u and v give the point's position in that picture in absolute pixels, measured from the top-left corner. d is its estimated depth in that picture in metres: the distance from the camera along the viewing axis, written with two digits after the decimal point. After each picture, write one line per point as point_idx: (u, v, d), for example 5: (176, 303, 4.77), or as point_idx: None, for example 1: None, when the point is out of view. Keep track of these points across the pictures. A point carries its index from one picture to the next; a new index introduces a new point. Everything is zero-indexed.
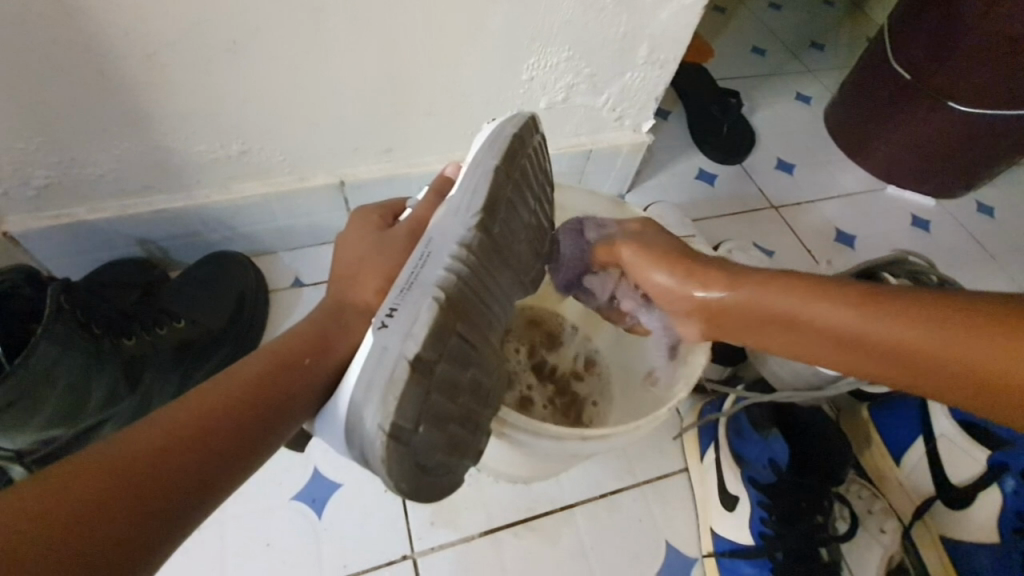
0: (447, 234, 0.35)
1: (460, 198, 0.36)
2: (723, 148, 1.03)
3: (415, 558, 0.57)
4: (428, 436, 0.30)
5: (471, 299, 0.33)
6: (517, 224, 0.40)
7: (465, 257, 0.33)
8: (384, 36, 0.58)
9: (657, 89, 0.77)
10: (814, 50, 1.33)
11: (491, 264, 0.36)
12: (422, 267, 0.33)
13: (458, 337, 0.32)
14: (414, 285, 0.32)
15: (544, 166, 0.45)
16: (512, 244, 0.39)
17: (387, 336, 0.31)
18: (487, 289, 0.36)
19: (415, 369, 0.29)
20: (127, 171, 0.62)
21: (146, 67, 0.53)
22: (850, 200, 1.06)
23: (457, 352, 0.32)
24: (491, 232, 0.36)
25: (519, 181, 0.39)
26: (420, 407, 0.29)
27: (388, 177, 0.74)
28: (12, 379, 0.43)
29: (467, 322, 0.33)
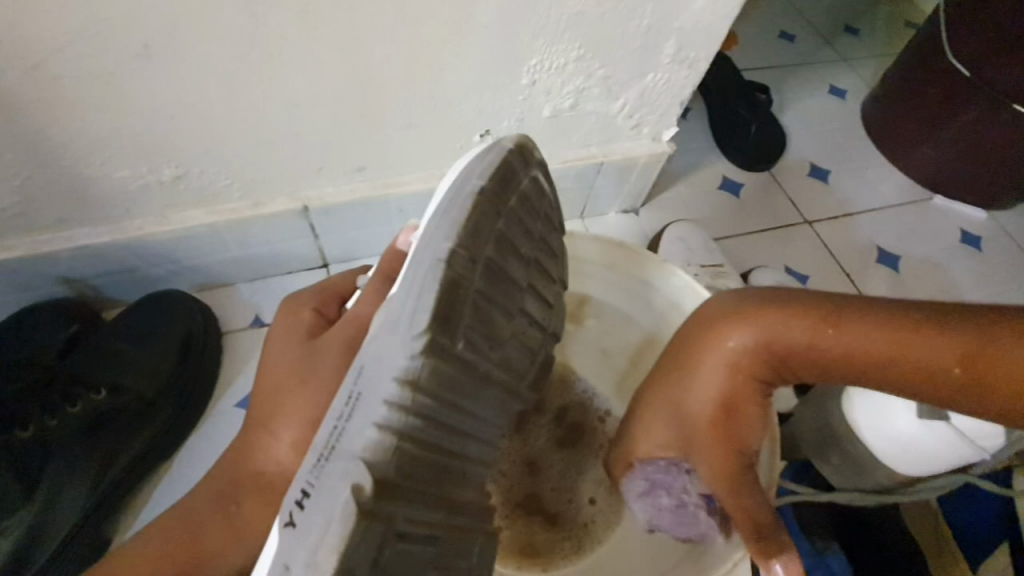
0: (383, 361, 0.24)
1: (405, 295, 0.26)
2: (750, 153, 0.91)
3: None
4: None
5: (416, 472, 0.24)
6: (499, 318, 0.29)
7: (409, 402, 0.23)
8: (346, 35, 0.46)
9: (682, 92, 0.64)
10: (849, 35, 1.19)
11: (452, 397, 0.26)
12: (347, 420, 0.23)
13: (399, 539, 0.23)
14: (334, 456, 0.23)
15: (539, 213, 0.33)
16: (486, 350, 0.28)
17: (294, 546, 0.22)
18: (450, 432, 0.26)
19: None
20: (33, 204, 0.50)
21: (34, 81, 0.41)
22: (892, 211, 0.94)
23: (395, 556, 0.23)
24: (449, 354, 0.25)
25: (497, 257, 0.28)
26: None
27: (361, 200, 0.62)
28: None
29: (415, 501, 0.23)
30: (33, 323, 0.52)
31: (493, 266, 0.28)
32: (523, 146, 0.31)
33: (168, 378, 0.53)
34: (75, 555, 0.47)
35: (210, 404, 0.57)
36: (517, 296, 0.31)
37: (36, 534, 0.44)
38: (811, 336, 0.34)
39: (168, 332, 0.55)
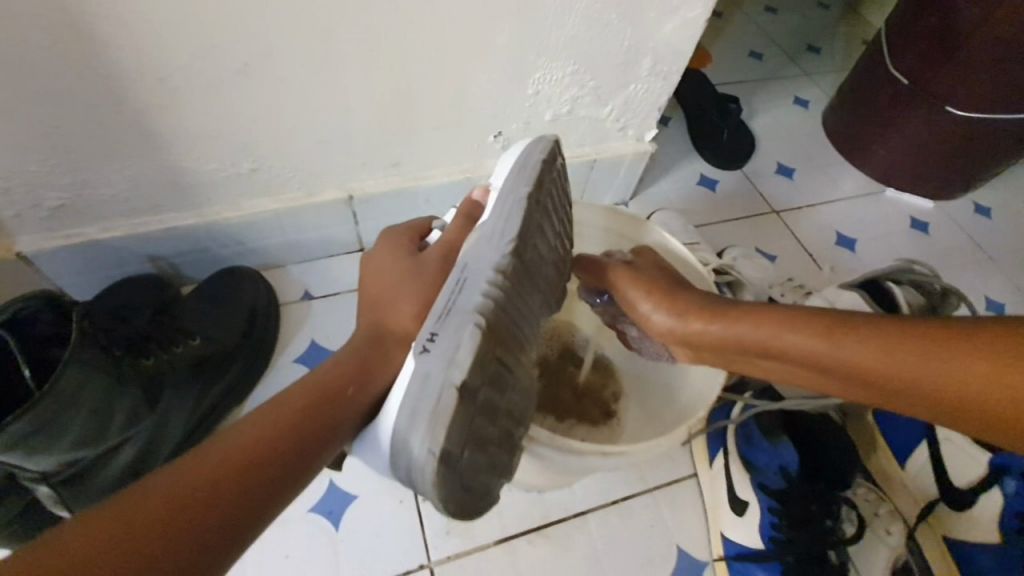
0: (480, 261, 0.37)
1: (492, 224, 0.38)
2: (722, 153, 1.05)
3: (432, 567, 0.60)
4: (472, 459, 0.33)
5: (505, 323, 0.35)
6: (548, 248, 0.41)
7: (500, 282, 0.35)
8: (395, 55, 0.59)
9: (659, 99, 0.77)
10: (811, 53, 1.34)
11: (521, 288, 0.37)
12: (458, 293, 0.36)
13: (497, 361, 0.34)
14: (452, 313, 0.35)
15: (567, 186, 0.46)
16: (540, 261, 0.39)
17: (429, 363, 0.34)
18: (520, 311, 0.37)
19: (460, 395, 0.32)
20: (139, 191, 0.63)
21: (160, 90, 0.54)
22: (848, 203, 1.07)
23: (495, 376, 0.34)
24: (522, 257, 0.37)
25: (547, 205, 0.41)
26: (465, 434, 0.32)
27: (395, 190, 0.75)
28: (38, 403, 0.41)
29: (504, 347, 0.35)
30: (126, 294, 0.62)
31: (544, 211, 0.40)
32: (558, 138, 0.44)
33: (240, 330, 0.65)
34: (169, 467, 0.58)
35: (268, 359, 0.69)
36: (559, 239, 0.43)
37: (151, 445, 0.54)
38: (832, 348, 0.43)
39: (237, 301, 0.67)
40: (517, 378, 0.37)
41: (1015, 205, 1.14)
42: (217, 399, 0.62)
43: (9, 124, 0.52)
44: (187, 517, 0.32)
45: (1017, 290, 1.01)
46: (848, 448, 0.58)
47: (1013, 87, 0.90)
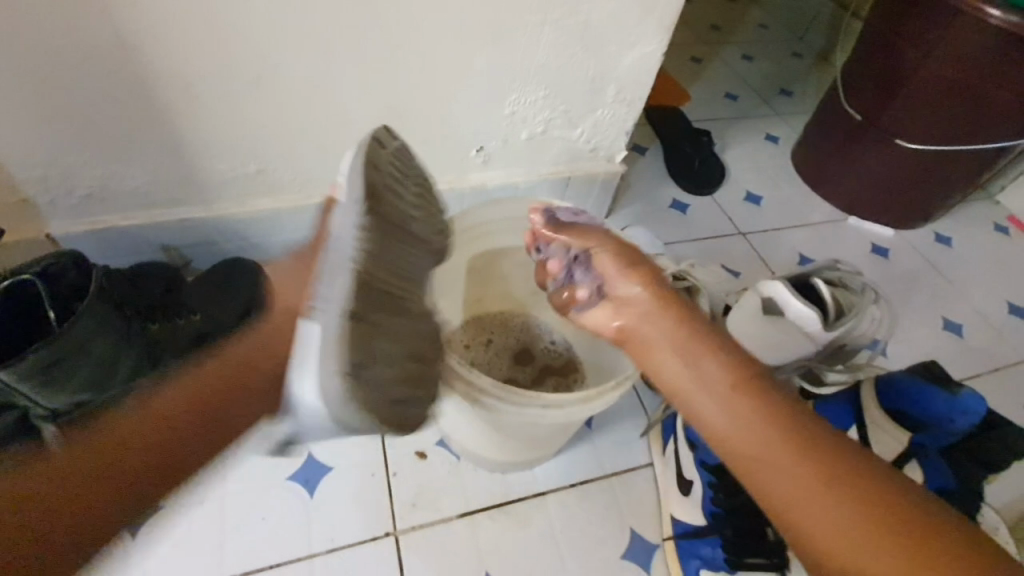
0: (344, 230, 0.44)
1: (345, 203, 0.45)
2: (694, 179, 1.13)
3: (397, 535, 0.64)
4: (379, 374, 0.42)
5: (381, 264, 0.44)
6: (404, 211, 0.47)
7: (363, 238, 0.43)
8: (386, 75, 0.69)
9: (625, 124, 0.87)
10: (783, 96, 1.46)
11: (381, 242, 0.44)
12: (334, 258, 0.43)
13: (383, 292, 0.43)
14: (335, 272, 0.42)
15: (411, 162, 0.51)
16: (403, 222, 0.47)
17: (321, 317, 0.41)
18: (394, 258, 0.45)
19: (353, 321, 0.40)
20: (157, 185, 0.72)
21: (183, 95, 0.64)
22: (813, 229, 1.15)
23: (381, 306, 0.43)
24: (374, 214, 0.44)
25: (389, 178, 0.47)
26: (367, 355, 0.41)
27: None
28: (59, 342, 0.48)
29: (388, 282, 0.44)
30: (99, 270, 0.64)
31: (386, 181, 0.47)
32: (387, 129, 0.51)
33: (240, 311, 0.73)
34: None
35: None
36: (414, 201, 0.49)
37: None
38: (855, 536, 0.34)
39: None
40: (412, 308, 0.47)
41: (975, 236, 1.21)
42: None
43: (54, 120, 0.61)
44: None
45: (975, 313, 1.06)
46: None
47: (953, 121, 0.99)
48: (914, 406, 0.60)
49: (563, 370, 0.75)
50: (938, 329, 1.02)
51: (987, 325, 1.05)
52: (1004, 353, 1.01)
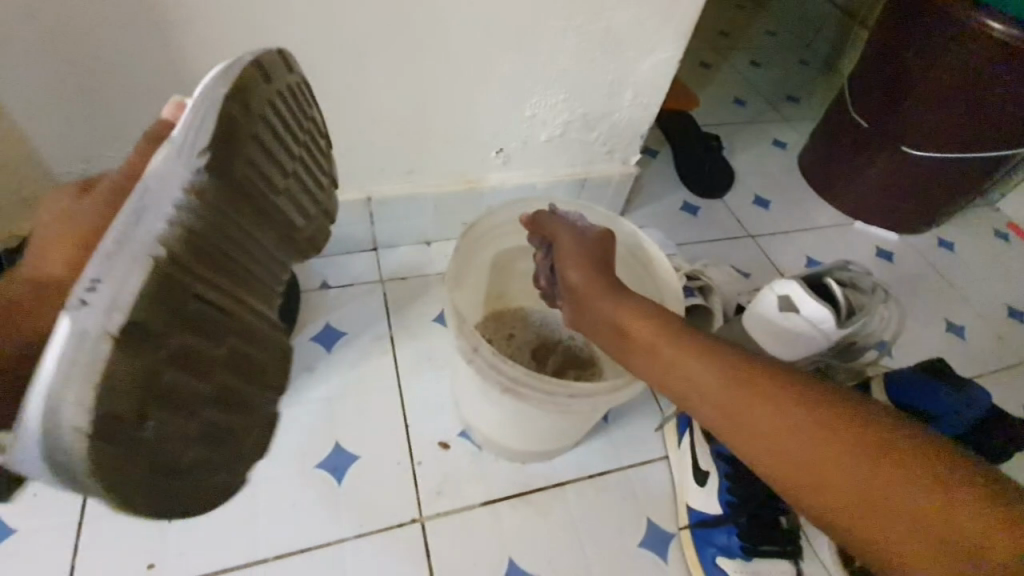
0: (168, 180, 0.36)
1: (184, 139, 0.38)
2: (704, 182, 1.15)
3: (423, 521, 0.67)
4: (135, 429, 0.36)
5: (196, 241, 0.38)
6: (250, 165, 0.44)
7: (190, 203, 0.37)
8: (414, 77, 0.71)
9: (641, 127, 0.89)
10: (789, 103, 1.49)
11: (217, 206, 0.40)
12: (136, 222, 0.34)
13: (192, 286, 0.38)
14: (121, 251, 0.33)
15: (283, 103, 0.48)
16: (249, 178, 0.44)
17: (84, 314, 0.31)
18: (219, 225, 0.41)
19: (125, 335, 0.33)
20: None
21: None
22: (820, 233, 1.17)
23: (188, 309, 0.38)
24: (214, 170, 0.39)
25: (250, 125, 0.43)
26: (139, 393, 0.35)
27: (411, 195, 0.86)
28: None
29: (197, 256, 0.39)
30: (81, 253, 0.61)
31: (246, 128, 0.42)
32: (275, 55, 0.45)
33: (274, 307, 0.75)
34: None
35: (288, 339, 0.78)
36: (259, 148, 0.45)
37: None
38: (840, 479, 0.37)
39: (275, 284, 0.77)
40: (212, 305, 0.41)
41: (977, 242, 1.24)
42: None
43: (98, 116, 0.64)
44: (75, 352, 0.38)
45: (976, 316, 1.09)
46: None
47: (958, 129, 1.01)
48: (926, 401, 0.61)
49: (582, 365, 0.76)
50: (940, 331, 1.05)
51: (988, 328, 1.08)
52: (1005, 355, 1.04)
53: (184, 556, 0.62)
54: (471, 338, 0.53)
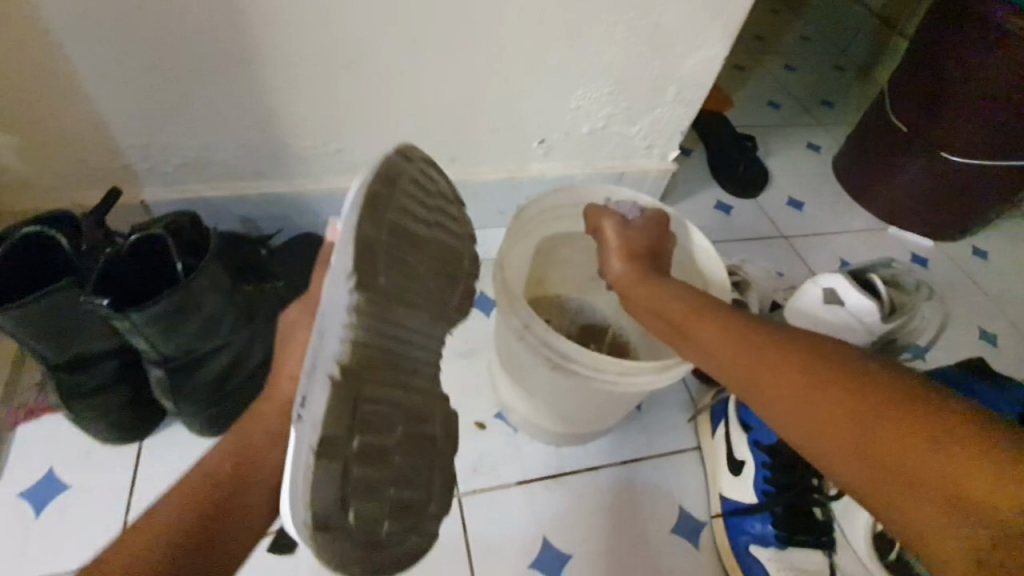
0: (334, 303, 0.40)
1: (336, 265, 0.42)
2: (739, 182, 1.15)
3: (460, 498, 0.68)
4: (356, 525, 0.42)
5: (367, 355, 0.41)
6: (407, 267, 0.45)
7: (355, 325, 0.40)
8: (466, 65, 0.73)
9: (682, 123, 0.90)
10: (823, 107, 1.48)
11: (386, 311, 0.42)
12: (318, 350, 0.40)
13: (367, 405, 0.41)
14: (314, 374, 0.40)
15: (432, 189, 0.48)
16: (412, 277, 0.45)
17: (301, 428, 0.39)
18: (391, 337, 0.43)
19: (321, 453, 0.39)
20: (245, 159, 0.77)
21: (280, 74, 0.68)
22: (853, 236, 1.17)
23: (369, 420, 0.41)
24: (367, 288, 0.41)
25: (394, 224, 0.44)
26: (341, 491, 0.40)
27: (452, 182, 0.88)
28: (181, 290, 0.53)
29: (377, 375, 0.42)
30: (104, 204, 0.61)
31: (388, 231, 0.44)
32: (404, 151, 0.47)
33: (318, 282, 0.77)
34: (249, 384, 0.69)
35: None
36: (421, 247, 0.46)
37: (237, 362, 0.64)
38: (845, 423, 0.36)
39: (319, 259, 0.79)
40: (406, 406, 0.44)
41: (1013, 252, 1.22)
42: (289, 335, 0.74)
43: (165, 92, 0.67)
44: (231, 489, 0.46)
45: (1011, 326, 1.08)
46: None
47: (1000, 136, 1.00)
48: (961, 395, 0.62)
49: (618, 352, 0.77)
50: (974, 339, 1.04)
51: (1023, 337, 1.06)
52: None
53: None
54: (523, 315, 0.55)
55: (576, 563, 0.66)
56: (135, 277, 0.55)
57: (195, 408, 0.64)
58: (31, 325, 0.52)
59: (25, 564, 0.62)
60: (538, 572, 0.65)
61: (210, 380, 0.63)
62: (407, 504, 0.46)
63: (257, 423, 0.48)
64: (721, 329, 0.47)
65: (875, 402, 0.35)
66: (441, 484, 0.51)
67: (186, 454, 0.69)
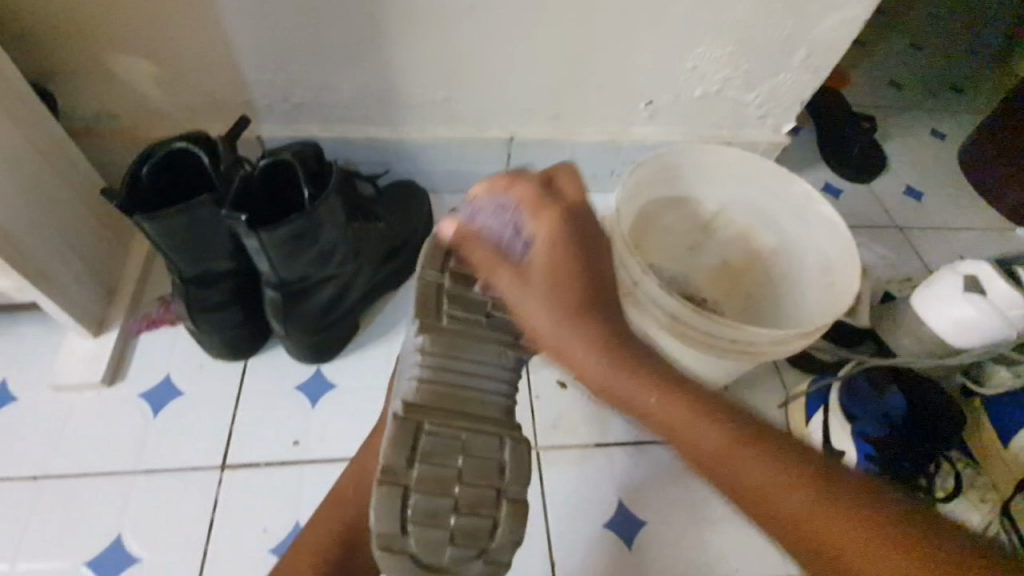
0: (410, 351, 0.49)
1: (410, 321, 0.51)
2: (851, 165, 1.07)
3: (539, 451, 0.69)
4: (422, 536, 0.43)
5: (433, 390, 0.46)
6: (469, 308, 0.50)
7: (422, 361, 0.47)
8: (586, 15, 0.71)
9: (804, 92, 0.84)
10: (952, 92, 1.34)
11: (446, 349, 0.48)
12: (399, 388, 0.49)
13: (428, 432, 0.44)
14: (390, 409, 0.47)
15: None
16: (474, 323, 0.49)
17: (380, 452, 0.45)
18: (458, 366, 0.47)
19: (385, 475, 0.43)
20: (357, 101, 0.78)
21: (403, 16, 0.69)
22: (977, 234, 1.06)
23: (430, 445, 0.44)
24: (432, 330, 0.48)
25: (457, 272, 0.51)
26: (403, 512, 0.43)
27: (552, 140, 0.86)
28: (305, 216, 0.56)
29: (439, 407, 0.46)
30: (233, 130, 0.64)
31: (453, 280, 0.51)
32: (464, 207, 0.55)
33: (416, 227, 0.79)
34: (349, 317, 0.72)
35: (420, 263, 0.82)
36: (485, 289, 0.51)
37: (340, 293, 0.68)
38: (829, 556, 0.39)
39: (420, 205, 0.81)
40: (471, 430, 0.46)
41: None
42: (386, 277, 0.76)
43: (294, 28, 0.69)
44: (345, 505, 0.57)
45: None
46: (941, 404, 0.64)
47: None
48: None
49: None
50: None
51: None
52: None
53: (326, 441, 0.70)
54: (639, 267, 0.54)
55: (651, 530, 0.65)
56: (265, 197, 0.60)
57: (302, 334, 0.67)
58: (172, 236, 0.56)
59: (143, 459, 0.67)
60: (612, 533, 0.65)
61: (317, 308, 0.66)
62: (477, 498, 0.45)
63: (362, 457, 0.60)
64: (721, 424, 0.43)
65: (839, 501, 0.40)
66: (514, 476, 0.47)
67: (287, 377, 0.74)
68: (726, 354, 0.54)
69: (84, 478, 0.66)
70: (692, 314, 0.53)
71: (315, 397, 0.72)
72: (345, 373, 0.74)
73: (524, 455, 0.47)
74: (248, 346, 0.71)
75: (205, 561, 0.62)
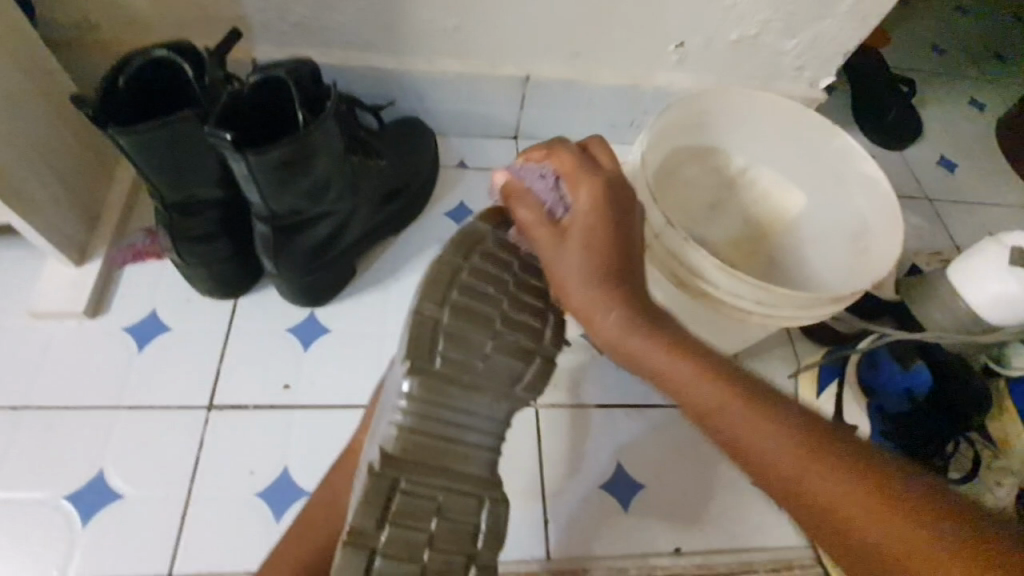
0: (392, 392, 0.43)
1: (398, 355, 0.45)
2: (884, 131, 1.01)
3: (536, 408, 0.66)
4: None
5: (410, 442, 0.41)
6: (473, 345, 0.44)
7: (406, 407, 0.42)
8: None
9: (849, 42, 0.77)
10: (997, 59, 1.25)
11: (439, 389, 0.42)
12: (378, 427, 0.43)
13: (400, 492, 0.41)
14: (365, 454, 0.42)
15: (509, 261, 0.48)
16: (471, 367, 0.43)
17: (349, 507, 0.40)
18: (444, 412, 0.42)
19: (353, 537, 0.39)
20: (361, 24, 0.71)
21: None
22: (1009, 211, 1.01)
23: (400, 510, 0.40)
24: (423, 370, 0.42)
25: (459, 302, 0.44)
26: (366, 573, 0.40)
27: (571, 81, 0.80)
28: (300, 139, 0.51)
29: (417, 462, 0.42)
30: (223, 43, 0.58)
31: (455, 313, 0.44)
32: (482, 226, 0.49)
33: (420, 167, 0.73)
34: (345, 259, 0.68)
35: (422, 208, 0.77)
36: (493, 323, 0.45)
37: (337, 232, 0.63)
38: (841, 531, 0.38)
39: (425, 144, 0.75)
40: (450, 490, 0.42)
41: None
42: (387, 219, 0.71)
43: None
44: (311, 534, 0.53)
45: None
46: (976, 389, 0.61)
47: None
48: None
49: None
50: None
51: None
52: None
53: (317, 386, 0.67)
54: (663, 214, 0.50)
55: (648, 493, 0.63)
56: (255, 118, 0.54)
57: (293, 273, 0.63)
58: (151, 154, 0.51)
59: (125, 396, 0.65)
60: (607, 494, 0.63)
61: (311, 247, 0.62)
62: (448, 554, 0.42)
63: (333, 487, 0.55)
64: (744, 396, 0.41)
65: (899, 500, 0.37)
66: (489, 542, 0.44)
67: (277, 318, 0.70)
68: (746, 315, 0.50)
69: (65, 410, 0.64)
70: (715, 273, 0.49)
71: (306, 341, 0.69)
72: (340, 318, 0.71)
73: (502, 523, 0.44)
74: (236, 285, 0.68)
75: (189, 502, 0.60)
